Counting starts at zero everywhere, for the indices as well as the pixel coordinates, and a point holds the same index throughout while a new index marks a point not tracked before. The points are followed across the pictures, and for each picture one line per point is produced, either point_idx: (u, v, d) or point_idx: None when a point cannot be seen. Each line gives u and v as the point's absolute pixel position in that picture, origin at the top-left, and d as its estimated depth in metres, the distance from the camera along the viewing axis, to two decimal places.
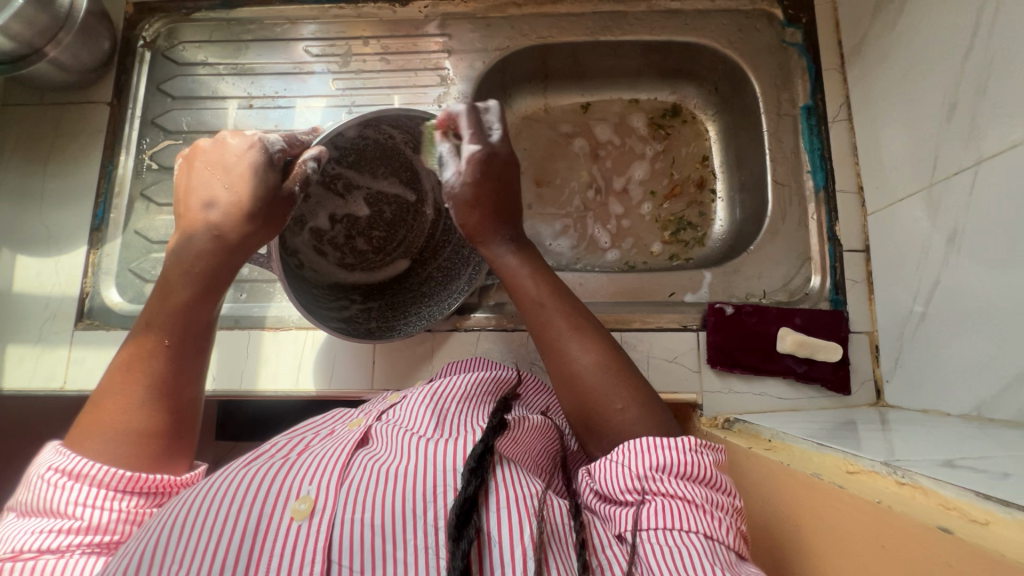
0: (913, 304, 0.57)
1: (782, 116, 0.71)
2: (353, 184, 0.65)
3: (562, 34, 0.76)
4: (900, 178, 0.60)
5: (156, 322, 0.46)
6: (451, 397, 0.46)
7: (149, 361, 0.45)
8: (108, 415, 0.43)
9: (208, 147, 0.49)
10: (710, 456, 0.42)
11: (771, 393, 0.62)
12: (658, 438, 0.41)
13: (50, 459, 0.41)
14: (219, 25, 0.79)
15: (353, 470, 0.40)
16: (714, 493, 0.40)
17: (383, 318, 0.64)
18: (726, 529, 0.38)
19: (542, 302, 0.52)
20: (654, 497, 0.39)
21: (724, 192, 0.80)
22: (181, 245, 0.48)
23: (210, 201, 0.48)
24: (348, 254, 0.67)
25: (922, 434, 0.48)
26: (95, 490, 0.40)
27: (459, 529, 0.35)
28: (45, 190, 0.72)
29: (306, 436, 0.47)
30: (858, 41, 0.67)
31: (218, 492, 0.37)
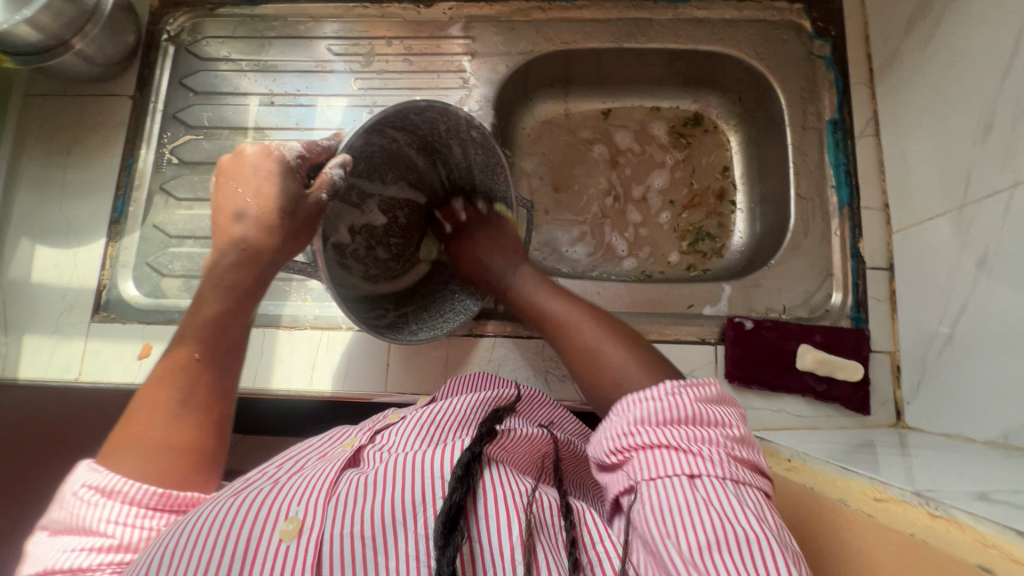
0: (938, 325, 0.57)
1: (807, 129, 0.70)
2: (366, 193, 0.64)
3: (587, 39, 0.75)
4: (929, 197, 0.59)
5: (189, 335, 0.46)
6: (444, 415, 0.45)
7: (179, 376, 0.45)
8: (141, 432, 0.43)
9: (229, 162, 0.49)
10: (696, 394, 0.40)
11: (789, 411, 0.61)
12: (637, 394, 0.41)
13: (84, 476, 0.41)
14: (243, 21, 0.79)
15: (341, 486, 0.39)
16: (701, 431, 0.38)
17: (424, 320, 0.64)
18: (717, 463, 0.37)
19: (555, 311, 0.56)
20: (636, 451, 0.39)
21: (744, 203, 0.79)
22: (212, 262, 0.48)
23: (235, 213, 0.48)
24: (370, 265, 0.65)
25: (947, 460, 0.47)
26: (128, 507, 0.40)
27: (445, 536, 0.34)
28: (66, 181, 0.72)
29: (300, 458, 0.46)
30: (889, 56, 0.66)
31: (202, 521, 0.36)
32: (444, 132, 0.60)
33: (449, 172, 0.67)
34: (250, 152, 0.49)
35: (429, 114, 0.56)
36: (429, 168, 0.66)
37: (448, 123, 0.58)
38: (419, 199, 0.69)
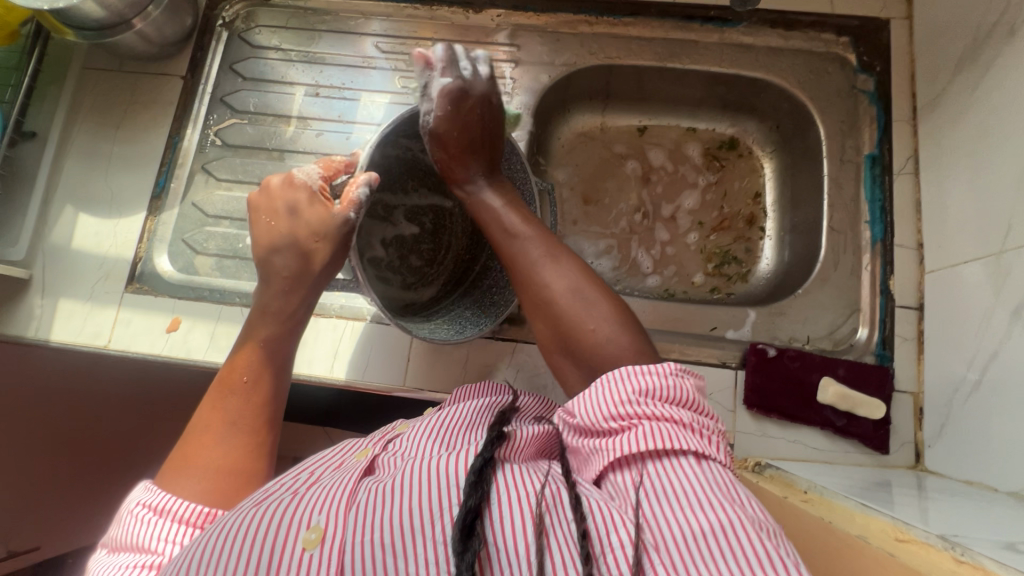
0: (967, 370, 0.56)
1: (845, 162, 0.70)
2: (391, 205, 0.69)
3: (630, 56, 0.76)
4: (966, 241, 0.58)
5: (238, 363, 0.52)
6: (455, 424, 0.46)
7: (230, 400, 0.50)
8: (193, 455, 0.47)
9: (259, 197, 0.57)
10: (693, 382, 0.44)
11: (806, 443, 0.61)
12: (642, 367, 0.43)
13: (139, 495, 0.44)
14: (295, 13, 0.81)
15: (360, 496, 0.40)
16: (698, 415, 0.42)
17: (471, 320, 0.64)
18: (714, 448, 0.40)
19: (518, 234, 0.54)
20: (640, 421, 0.40)
21: (774, 231, 0.79)
22: (259, 300, 0.55)
23: (273, 241, 0.55)
24: (408, 275, 0.70)
25: (967, 508, 0.47)
26: (175, 525, 0.42)
27: (464, 541, 0.35)
28: (113, 153, 0.74)
29: (316, 469, 0.46)
30: (933, 96, 0.66)
31: (226, 534, 0.37)
32: None
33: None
34: (276, 183, 0.57)
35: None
36: None
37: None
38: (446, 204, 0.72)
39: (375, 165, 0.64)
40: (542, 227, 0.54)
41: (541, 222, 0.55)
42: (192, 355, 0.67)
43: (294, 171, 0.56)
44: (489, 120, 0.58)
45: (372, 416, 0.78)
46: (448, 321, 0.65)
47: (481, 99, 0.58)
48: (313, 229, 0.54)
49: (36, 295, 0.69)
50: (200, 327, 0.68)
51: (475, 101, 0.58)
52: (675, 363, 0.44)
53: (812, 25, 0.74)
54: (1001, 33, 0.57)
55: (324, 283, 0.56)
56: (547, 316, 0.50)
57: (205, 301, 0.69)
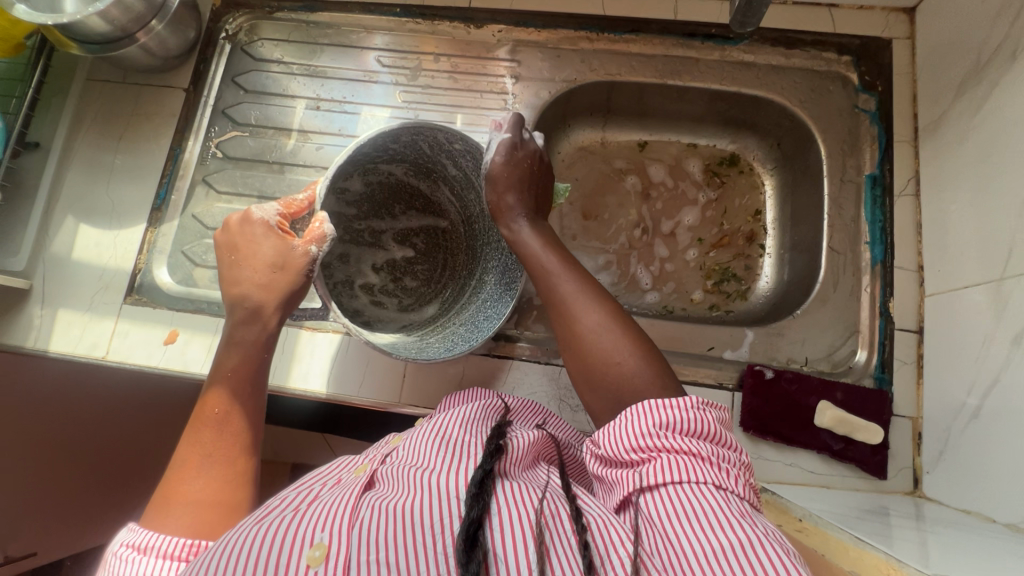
0: (966, 397, 0.55)
1: (845, 181, 0.70)
2: (379, 230, 0.72)
3: (631, 72, 0.76)
4: (967, 266, 0.58)
5: (210, 396, 0.53)
6: (455, 431, 0.46)
7: (205, 433, 0.51)
8: (174, 491, 0.48)
9: (221, 233, 0.58)
10: (717, 416, 0.43)
11: (802, 466, 0.60)
12: (665, 401, 0.43)
13: (123, 537, 0.45)
14: (298, 26, 0.82)
15: (363, 511, 0.39)
16: (720, 448, 0.41)
17: (461, 334, 0.63)
18: (736, 481, 0.39)
19: (553, 269, 0.54)
20: (660, 454, 0.40)
21: (774, 249, 0.78)
22: (226, 331, 0.56)
23: (233, 275, 0.55)
24: (403, 296, 0.71)
25: (963, 541, 0.46)
26: (160, 561, 0.43)
27: (467, 552, 0.35)
28: (115, 164, 0.75)
29: (313, 486, 0.46)
30: (935, 118, 0.65)
31: (230, 551, 0.37)
32: (430, 151, 0.64)
33: (453, 189, 0.70)
34: (236, 222, 0.57)
35: (404, 137, 0.60)
36: (434, 192, 0.71)
37: (426, 139, 0.61)
38: (438, 223, 0.73)
39: (357, 196, 0.67)
40: (568, 261, 0.55)
41: (576, 263, 0.56)
42: (189, 368, 0.67)
43: (251, 209, 0.56)
44: (537, 167, 0.61)
45: (368, 429, 0.78)
46: (439, 335, 0.64)
47: (535, 153, 0.61)
48: (271, 263, 0.54)
49: (36, 306, 0.69)
50: (197, 340, 0.68)
51: (529, 154, 0.60)
52: (698, 398, 0.44)
53: (814, 44, 0.74)
54: (1003, 57, 0.57)
55: (286, 313, 0.56)
56: (574, 355, 0.50)
57: (203, 314, 0.70)
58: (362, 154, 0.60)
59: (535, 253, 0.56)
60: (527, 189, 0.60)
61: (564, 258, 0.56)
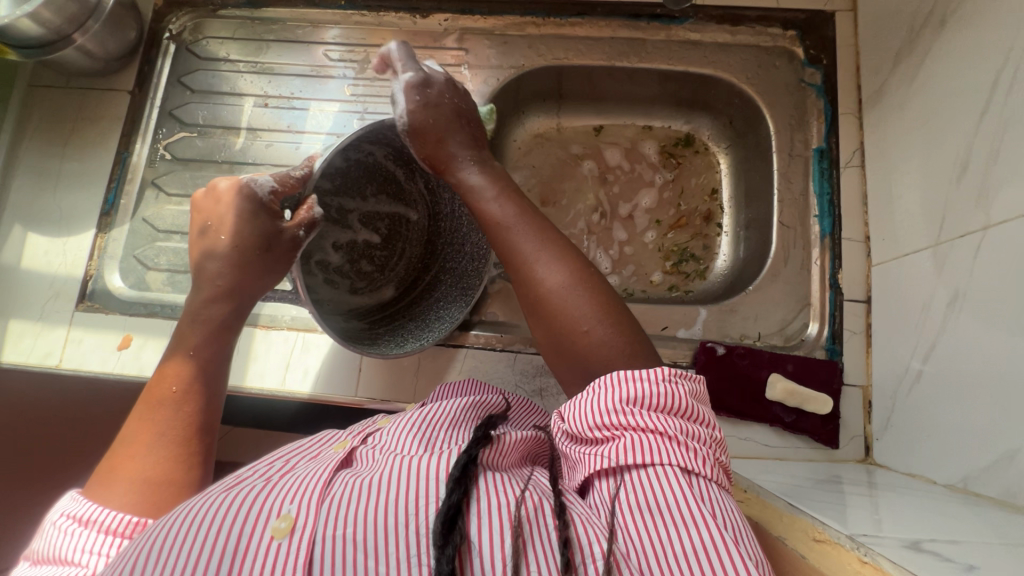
0: (910, 360, 0.56)
1: (793, 156, 0.70)
2: (347, 209, 0.68)
3: (579, 56, 0.76)
4: (908, 233, 0.58)
5: (168, 374, 0.51)
6: (440, 422, 0.45)
7: (158, 410, 0.49)
8: (121, 467, 0.46)
9: (205, 198, 0.56)
10: (688, 388, 0.43)
11: (756, 439, 0.61)
12: (631, 372, 0.42)
13: (64, 507, 0.45)
14: (244, 23, 0.81)
15: (335, 488, 0.39)
16: (689, 424, 0.40)
17: (413, 329, 0.65)
18: (703, 461, 0.39)
19: (512, 225, 0.51)
20: (625, 432, 0.40)
21: (730, 228, 0.79)
22: (191, 306, 0.54)
23: (214, 249, 0.54)
24: (357, 280, 0.70)
25: (901, 501, 0.47)
26: (101, 537, 0.42)
27: (444, 536, 0.35)
28: (62, 171, 0.74)
29: (291, 459, 0.46)
30: (876, 88, 0.66)
31: (192, 518, 0.37)
32: None
33: (427, 184, 0.70)
34: (223, 188, 0.55)
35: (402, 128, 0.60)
36: (410, 181, 0.70)
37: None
38: (404, 213, 0.72)
39: (332, 167, 0.64)
40: (528, 213, 0.52)
41: (536, 214, 0.53)
42: (144, 372, 0.67)
43: (243, 180, 0.54)
44: (461, 103, 0.57)
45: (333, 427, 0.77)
46: (389, 333, 0.65)
47: (444, 85, 0.56)
48: (254, 244, 0.53)
49: None
50: (151, 343, 0.68)
51: (441, 88, 0.56)
52: (670, 368, 0.43)
53: (759, 20, 0.74)
54: (935, 23, 0.57)
55: (259, 292, 0.56)
56: (538, 315, 0.49)
57: (157, 317, 0.69)
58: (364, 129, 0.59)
59: (488, 207, 0.53)
60: (459, 128, 0.56)
61: (520, 211, 0.52)
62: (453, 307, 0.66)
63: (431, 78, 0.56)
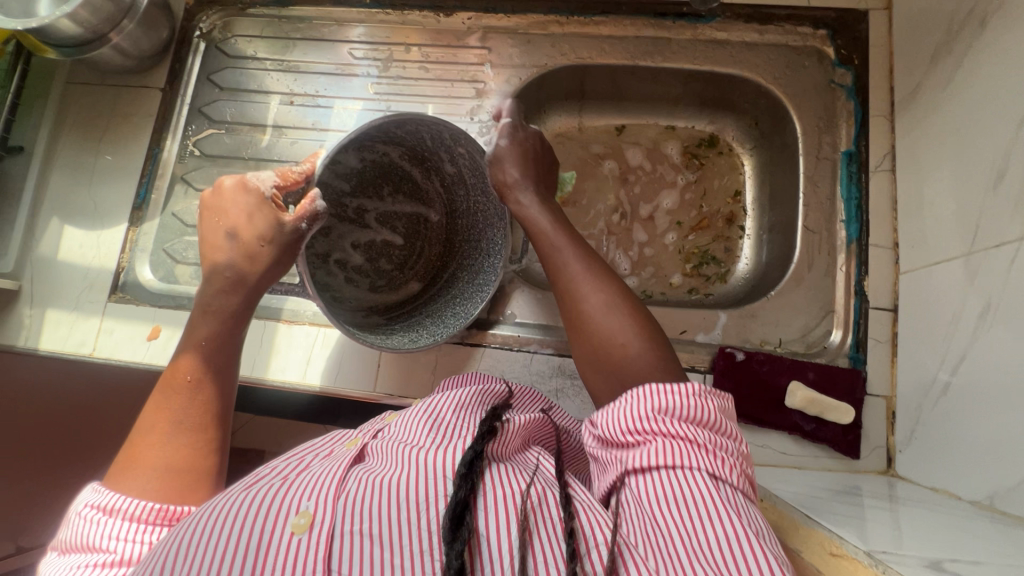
0: (938, 370, 0.54)
1: (821, 159, 0.69)
2: (365, 209, 0.71)
3: (602, 55, 0.75)
4: (940, 240, 0.56)
5: (182, 363, 0.51)
6: (445, 411, 0.46)
7: (174, 398, 0.50)
8: (139, 456, 0.47)
9: (208, 195, 0.56)
10: (718, 402, 0.42)
11: (773, 447, 0.60)
12: (665, 385, 0.42)
13: (87, 497, 0.45)
14: (271, 21, 0.82)
15: (350, 484, 0.40)
16: (717, 436, 0.40)
17: (426, 326, 0.65)
18: (730, 470, 0.39)
19: (561, 248, 0.55)
20: (656, 439, 0.40)
21: (753, 231, 0.78)
22: (200, 299, 0.55)
23: (217, 244, 0.55)
24: (377, 278, 0.71)
25: (924, 517, 0.46)
26: (128, 524, 0.43)
27: (453, 531, 0.35)
28: (96, 165, 0.76)
29: (305, 456, 0.47)
30: (910, 90, 0.64)
31: (216, 516, 0.38)
32: (431, 142, 0.65)
33: (443, 182, 0.70)
34: (227, 186, 0.56)
35: (409, 125, 0.61)
36: (426, 180, 0.71)
37: (429, 131, 0.62)
38: (421, 211, 0.73)
39: (349, 170, 0.68)
40: (577, 241, 0.56)
41: (583, 242, 0.56)
42: None
43: (248, 177, 0.55)
44: (541, 148, 0.65)
45: (351, 419, 0.79)
46: (404, 329, 0.65)
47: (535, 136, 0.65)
48: (261, 234, 0.54)
49: (26, 306, 0.71)
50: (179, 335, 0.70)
51: (532, 135, 0.65)
52: (702, 383, 0.42)
53: (788, 19, 0.72)
54: (974, 24, 0.55)
55: (268, 283, 0.56)
56: (579, 334, 0.50)
57: (183, 309, 0.71)
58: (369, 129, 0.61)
59: (541, 230, 0.57)
60: (531, 163, 0.63)
61: (567, 237, 0.56)
62: (468, 302, 0.65)
63: (526, 127, 0.66)
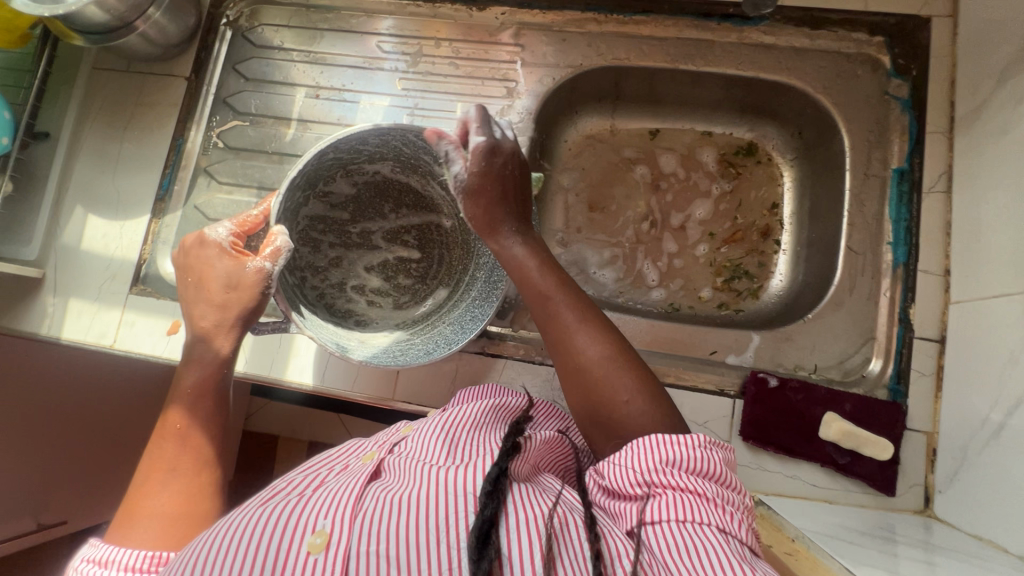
0: (989, 412, 0.51)
1: (869, 175, 0.65)
2: (369, 230, 0.69)
3: (640, 57, 0.72)
4: (999, 272, 0.53)
5: (173, 413, 0.53)
6: (465, 427, 0.45)
7: (164, 449, 0.51)
8: (136, 507, 0.48)
9: (176, 255, 0.58)
10: (721, 454, 0.41)
11: (804, 479, 0.57)
12: (670, 436, 0.40)
13: (85, 553, 0.45)
14: (298, 11, 0.80)
15: (367, 502, 0.39)
16: (724, 490, 0.39)
17: (449, 334, 0.61)
18: (739, 525, 0.37)
19: (552, 296, 0.51)
20: (664, 491, 0.38)
21: (790, 246, 0.74)
22: (187, 348, 0.56)
23: (189, 301, 0.55)
24: (400, 296, 0.69)
25: (968, 571, 0.43)
26: (121, 574, 0.43)
27: (480, 550, 0.34)
28: (121, 154, 0.76)
29: (321, 471, 0.45)
30: (974, 107, 0.59)
31: (232, 535, 0.37)
32: (409, 150, 0.62)
33: (440, 183, 0.67)
34: (189, 242, 0.56)
35: (371, 140, 0.59)
36: (426, 188, 0.68)
37: (394, 138, 0.59)
38: (430, 219, 0.70)
39: (342, 197, 0.67)
40: (567, 285, 0.52)
41: (573, 286, 0.52)
42: None
43: (203, 230, 0.56)
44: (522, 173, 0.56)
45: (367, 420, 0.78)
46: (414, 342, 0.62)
47: (513, 156, 0.55)
48: (224, 281, 0.54)
49: (48, 294, 0.71)
50: None
51: (508, 157, 0.55)
52: (703, 434, 0.41)
53: (843, 23, 0.68)
54: None
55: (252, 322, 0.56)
56: (576, 388, 0.48)
57: None
58: (335, 152, 0.59)
59: (530, 275, 0.52)
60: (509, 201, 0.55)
61: (557, 276, 0.52)
62: (485, 304, 0.61)
63: (500, 145, 0.55)
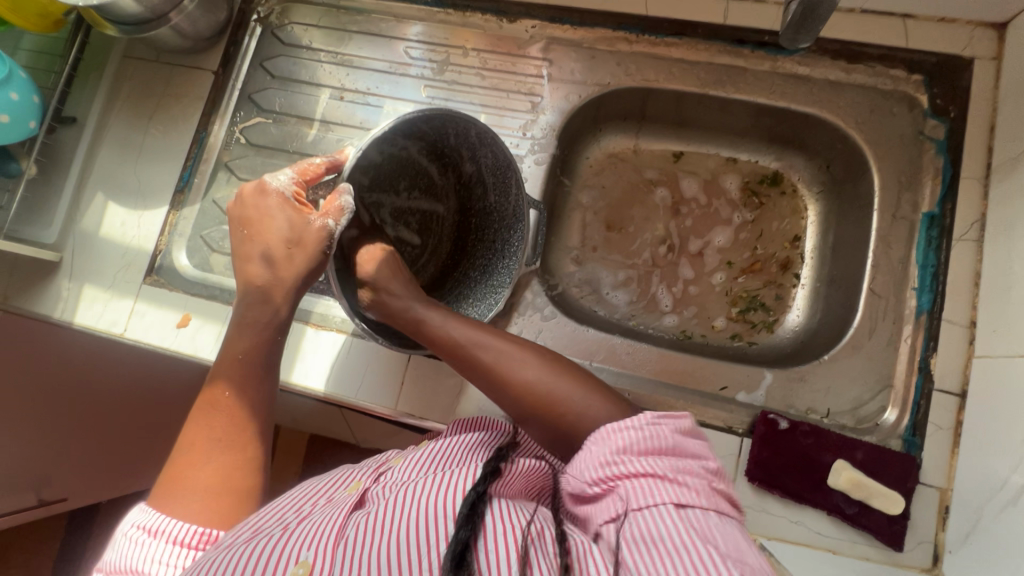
0: (1009, 474, 0.49)
1: (897, 219, 0.63)
2: (380, 203, 0.66)
3: (670, 79, 0.70)
4: None
5: (223, 377, 0.51)
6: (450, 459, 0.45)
7: (216, 418, 0.49)
8: (184, 476, 0.47)
9: (233, 206, 0.56)
10: (673, 425, 0.41)
11: (809, 525, 0.56)
12: (618, 422, 0.41)
13: (135, 518, 0.45)
14: (329, 11, 0.80)
15: (349, 529, 0.38)
16: (678, 461, 0.39)
17: None
18: (695, 493, 0.37)
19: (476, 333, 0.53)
20: (618, 480, 0.38)
21: (809, 281, 0.72)
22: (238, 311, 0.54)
23: (249, 258, 0.53)
24: None
25: None
26: (171, 548, 0.43)
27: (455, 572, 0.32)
28: (144, 143, 0.76)
29: (307, 505, 0.45)
30: (1013, 157, 0.57)
31: (215, 567, 0.36)
32: (453, 139, 0.62)
33: (459, 178, 0.68)
34: (249, 191, 0.54)
35: (434, 120, 0.58)
36: (443, 176, 0.69)
37: (455, 126, 0.60)
38: (435, 208, 0.70)
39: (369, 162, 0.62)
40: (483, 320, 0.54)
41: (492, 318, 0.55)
42: (199, 353, 0.69)
43: (266, 178, 0.54)
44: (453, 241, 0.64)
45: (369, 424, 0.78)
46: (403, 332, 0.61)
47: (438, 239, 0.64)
48: (286, 237, 0.52)
49: (64, 279, 0.71)
50: (207, 327, 0.69)
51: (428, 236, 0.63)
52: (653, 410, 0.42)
53: (880, 59, 0.66)
54: None
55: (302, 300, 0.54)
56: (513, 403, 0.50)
57: (215, 300, 0.71)
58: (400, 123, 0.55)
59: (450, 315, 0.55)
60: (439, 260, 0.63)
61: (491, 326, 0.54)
62: (485, 302, 0.64)
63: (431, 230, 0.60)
